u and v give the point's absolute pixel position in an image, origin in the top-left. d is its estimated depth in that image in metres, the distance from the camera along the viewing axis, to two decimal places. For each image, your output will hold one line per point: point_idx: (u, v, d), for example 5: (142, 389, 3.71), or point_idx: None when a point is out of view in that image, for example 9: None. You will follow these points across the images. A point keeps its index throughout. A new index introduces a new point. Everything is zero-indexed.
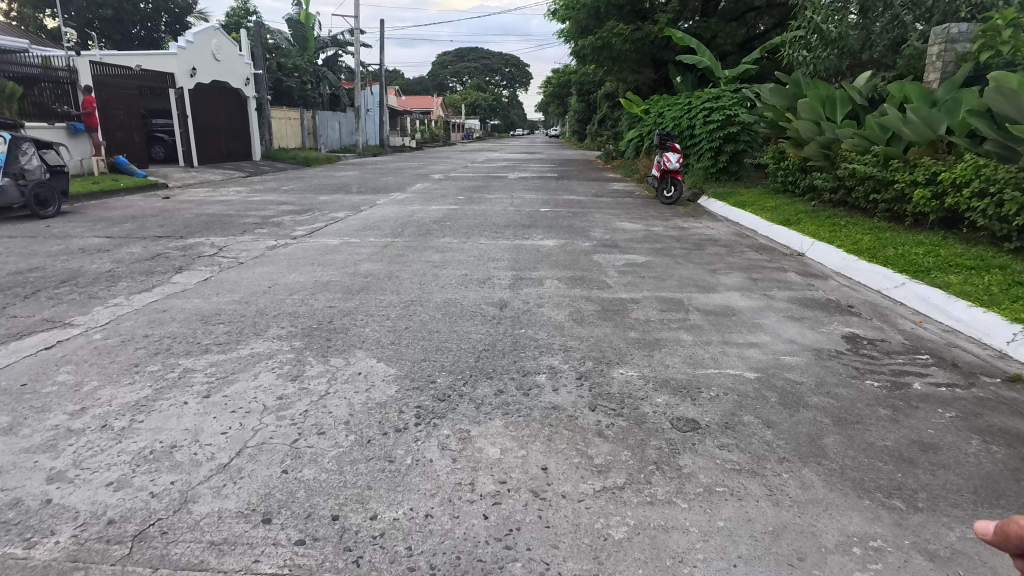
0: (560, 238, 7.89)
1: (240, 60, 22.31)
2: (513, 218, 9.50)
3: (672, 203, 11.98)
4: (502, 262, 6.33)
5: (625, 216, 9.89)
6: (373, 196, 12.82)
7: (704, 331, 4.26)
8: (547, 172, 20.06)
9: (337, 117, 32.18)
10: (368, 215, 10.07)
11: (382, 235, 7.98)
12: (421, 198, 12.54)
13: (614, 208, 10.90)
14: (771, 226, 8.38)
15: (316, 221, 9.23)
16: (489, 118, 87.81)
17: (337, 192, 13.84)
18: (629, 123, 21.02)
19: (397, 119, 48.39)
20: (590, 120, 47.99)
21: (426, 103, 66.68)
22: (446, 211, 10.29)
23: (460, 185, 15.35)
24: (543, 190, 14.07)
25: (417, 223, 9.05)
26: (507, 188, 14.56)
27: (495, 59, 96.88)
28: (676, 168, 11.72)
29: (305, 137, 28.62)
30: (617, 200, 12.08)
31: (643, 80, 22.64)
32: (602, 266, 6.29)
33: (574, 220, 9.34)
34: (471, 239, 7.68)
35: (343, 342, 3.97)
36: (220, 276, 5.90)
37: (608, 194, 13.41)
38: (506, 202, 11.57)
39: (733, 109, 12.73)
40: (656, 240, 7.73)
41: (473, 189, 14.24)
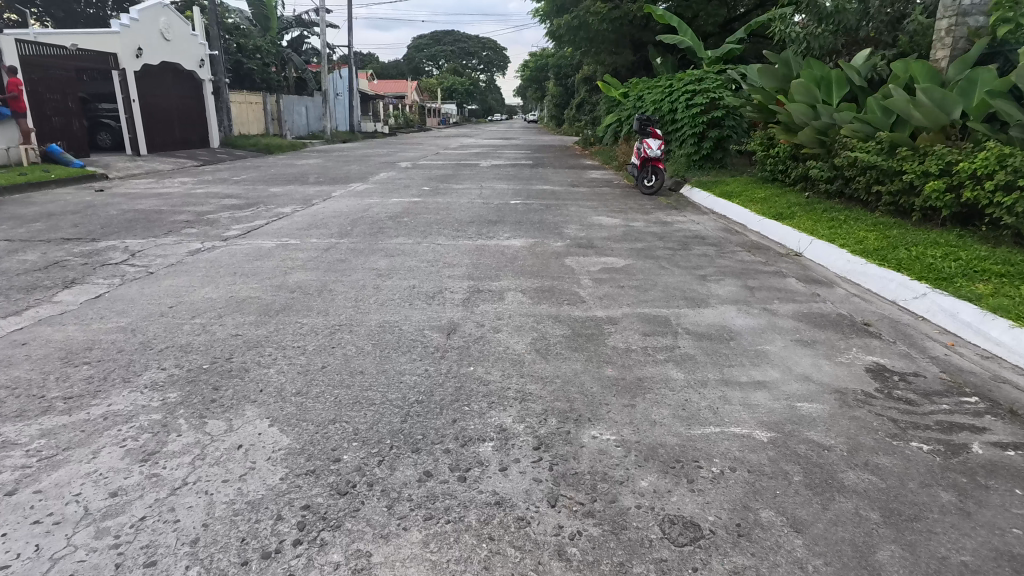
0: (529, 237, 7.00)
1: (193, 40, 20.87)
2: (479, 212, 8.58)
3: (653, 193, 11.12)
4: (459, 269, 5.43)
5: (601, 209, 9.03)
6: (330, 187, 11.78)
7: (698, 365, 3.43)
8: (522, 159, 19.10)
9: (304, 101, 30.72)
10: (318, 210, 9.07)
11: (326, 235, 7.02)
12: (382, 189, 11.53)
13: (590, 199, 10.02)
14: (763, 221, 7.61)
15: (257, 218, 8.21)
16: (466, 103, 86.14)
17: (292, 182, 12.75)
18: (607, 107, 20.09)
19: (368, 104, 46.80)
20: (568, 105, 46.91)
21: (400, 87, 64.90)
22: (406, 205, 9.33)
23: (427, 174, 14.36)
24: (515, 179, 13.14)
25: (371, 219, 8.09)
26: (477, 177, 13.59)
27: (472, 42, 94.85)
28: (658, 156, 10.89)
29: (269, 122, 27.19)
30: (594, 190, 11.20)
31: (621, 62, 21.72)
32: (575, 272, 5.42)
33: (545, 215, 8.45)
34: (428, 239, 6.76)
35: (234, 392, 3.05)
36: (118, 291, 4.92)
37: (584, 183, 12.52)
38: (474, 194, 10.62)
39: (718, 91, 11.91)
40: (635, 238, 6.88)
41: (440, 179, 13.25)
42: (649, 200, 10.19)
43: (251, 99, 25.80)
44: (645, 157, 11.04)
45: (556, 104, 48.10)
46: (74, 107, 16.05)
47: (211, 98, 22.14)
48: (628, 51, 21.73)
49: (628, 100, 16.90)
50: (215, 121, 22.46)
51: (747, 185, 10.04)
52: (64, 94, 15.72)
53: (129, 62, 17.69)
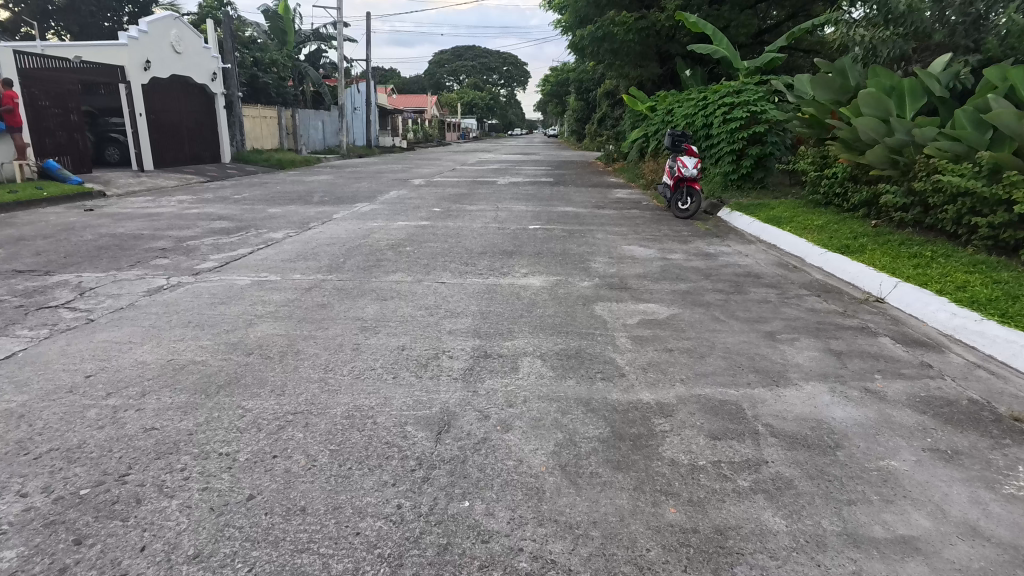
0: (548, 273, 5.94)
1: (205, 54, 20.42)
2: (492, 240, 7.56)
3: (687, 217, 9.95)
4: (463, 321, 4.39)
5: (631, 237, 7.94)
6: (334, 208, 10.86)
7: (803, 502, 2.31)
8: (541, 176, 18.09)
9: (320, 115, 30.22)
10: (314, 235, 8.12)
11: (313, 269, 6.04)
12: (389, 210, 10.58)
13: (617, 225, 8.93)
14: (827, 254, 6.46)
15: (241, 246, 7.29)
16: (486, 118, 85.90)
17: (295, 202, 11.88)
18: (632, 121, 19.02)
19: (387, 118, 46.35)
20: (589, 120, 45.99)
21: (419, 102, 64.74)
22: (411, 230, 8.35)
23: (440, 193, 13.41)
24: (534, 199, 12.11)
25: (369, 248, 7.10)
26: (492, 197, 12.56)
27: (492, 57, 94.76)
28: (694, 176, 9.75)
29: (284, 137, 26.65)
30: (621, 213, 10.10)
31: (646, 75, 20.70)
32: (607, 326, 4.34)
33: (568, 244, 7.38)
34: (431, 276, 5.74)
35: (105, 552, 2.01)
36: (36, 349, 3.94)
37: (609, 205, 11.42)
38: (488, 217, 9.59)
39: (759, 104, 10.80)
40: (676, 277, 5.77)
41: (453, 199, 12.25)
42: (684, 225, 9.07)
43: (265, 113, 25.27)
44: (679, 178, 9.92)
45: (577, 119, 47.20)
46: (78, 121, 15.50)
47: (223, 112, 21.65)
48: (653, 63, 20.69)
49: (656, 114, 15.82)
50: (226, 136, 21.92)
51: (797, 210, 8.90)
52: (68, 108, 15.17)
53: (138, 75, 17.16)
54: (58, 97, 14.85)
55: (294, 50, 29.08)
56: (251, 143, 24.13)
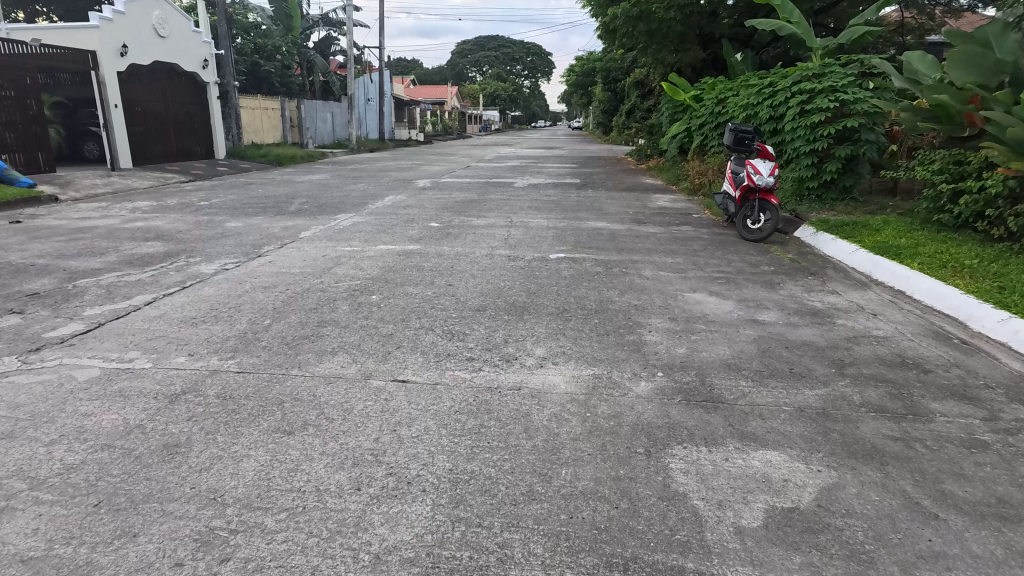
0: (579, 354, 3.73)
1: (195, 38, 18.54)
2: (498, 280, 5.38)
3: (760, 240, 7.42)
4: (414, 518, 2.18)
5: (695, 276, 5.67)
6: (309, 220, 8.77)
7: None
8: (566, 176, 15.80)
9: (329, 107, 28.29)
10: (260, 268, 6.01)
11: (212, 344, 3.89)
12: (376, 225, 8.43)
13: (668, 252, 6.64)
14: (1014, 321, 4.18)
15: (146, 288, 5.21)
16: (508, 110, 83.48)
17: (268, 211, 9.81)
18: (670, 113, 16.58)
19: (403, 109, 44.20)
20: (617, 112, 43.42)
21: (440, 93, 62.62)
22: (392, 261, 6.21)
23: (445, 199, 11.23)
24: (557, 208, 9.86)
25: (321, 295, 4.96)
26: (507, 204, 10.34)
27: (515, 47, 92.10)
28: (771, 188, 7.30)
29: (288, 130, 24.77)
30: (670, 233, 7.79)
31: (686, 60, 18.17)
32: (703, 537, 2.12)
33: (603, 289, 5.14)
34: (388, 363, 3.55)
35: None
36: None
37: (651, 218, 9.11)
38: (499, 237, 7.36)
39: (849, 91, 8.44)
40: (792, 373, 3.48)
41: (459, 207, 10.05)
42: (758, 254, 6.73)
43: (266, 104, 23.36)
44: (750, 188, 7.47)
45: (604, 110, 44.51)
46: (40, 114, 13.62)
47: (216, 102, 19.79)
48: (694, 47, 18.15)
49: (706, 105, 13.42)
50: (220, 129, 20.08)
51: (915, 235, 6.58)
52: (27, 99, 13.29)
53: (114, 62, 15.27)
54: (13, 85, 12.96)
55: (301, 37, 27.08)
56: (249, 137, 22.26)
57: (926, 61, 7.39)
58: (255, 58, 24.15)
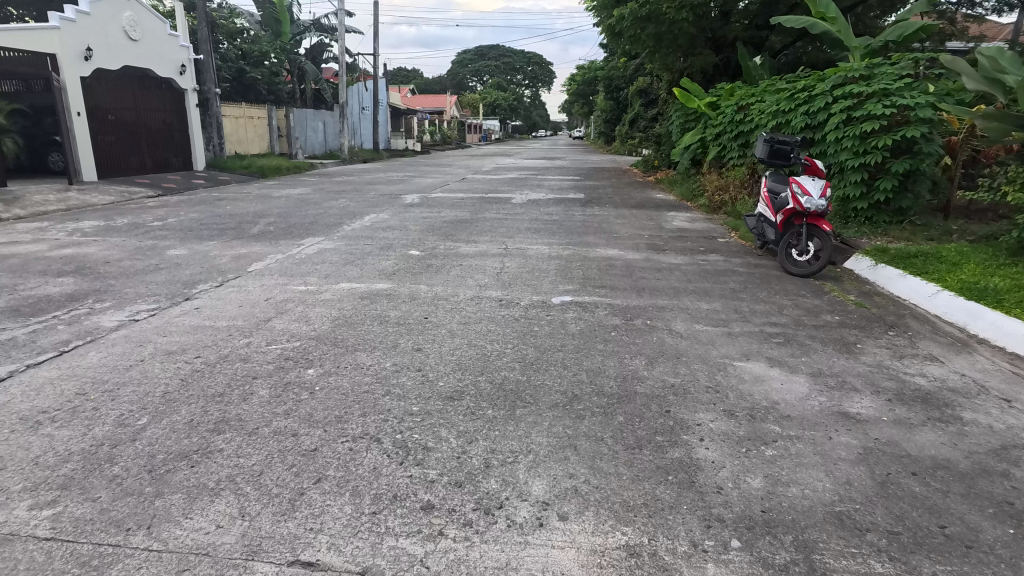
0: (599, 493, 2.39)
1: (172, 42, 17.36)
2: (484, 341, 4.03)
3: (810, 276, 6.04)
4: None
5: (743, 333, 4.33)
6: (269, 246, 7.45)
7: None
8: (569, 189, 14.51)
9: (320, 116, 27.10)
10: (180, 318, 4.66)
11: (33, 472, 2.53)
12: (346, 253, 7.10)
13: (701, 294, 5.30)
14: None
15: (9, 357, 3.86)
16: (509, 119, 82.45)
17: (227, 234, 8.49)
18: (682, 122, 15.31)
19: (400, 118, 43.05)
20: (619, 122, 42.27)
21: (439, 102, 61.62)
22: (352, 307, 4.87)
23: (434, 217, 9.92)
24: (561, 230, 8.52)
25: (238, 368, 3.61)
26: (503, 224, 9.02)
27: (516, 56, 91.34)
28: (822, 212, 5.97)
29: (275, 140, 23.55)
30: (698, 265, 6.45)
31: (697, 65, 16.92)
32: None
33: (625, 357, 3.80)
34: (292, 522, 2.20)
35: None
36: None
37: (671, 243, 7.78)
38: (489, 272, 6.03)
39: (907, 95, 7.14)
40: (948, 542, 2.15)
41: (447, 228, 8.74)
42: (813, 296, 5.39)
43: (252, 113, 22.18)
44: (795, 212, 6.14)
45: (606, 120, 43.31)
46: None
47: (195, 110, 18.57)
48: (706, 50, 16.88)
49: (726, 112, 12.13)
50: (199, 139, 18.85)
51: (1010, 272, 5.25)
52: None
53: (77, 66, 14.05)
54: None
55: (291, 42, 25.91)
56: (232, 147, 21.02)
57: (1009, 60, 6.12)
58: (241, 64, 22.97)
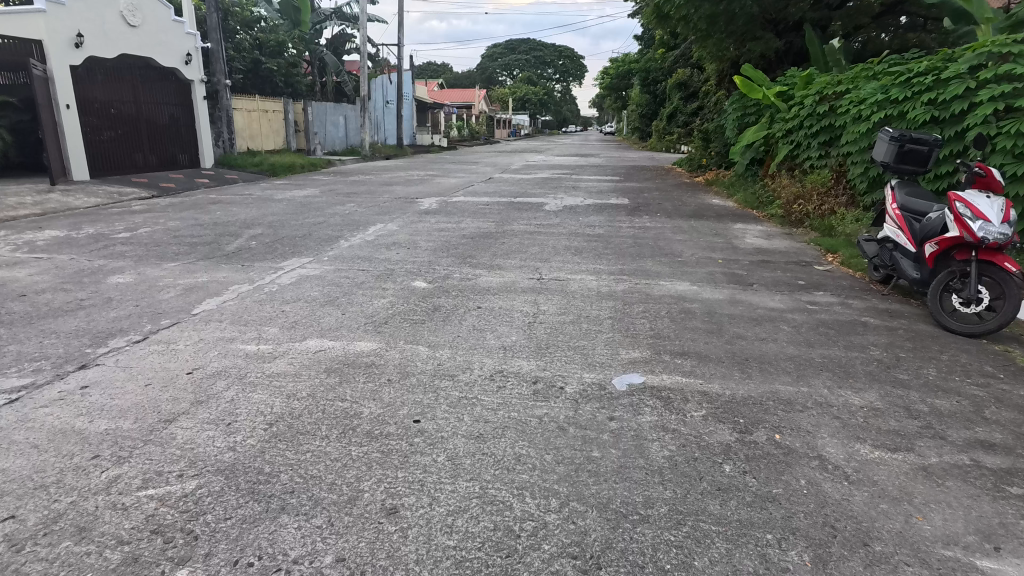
0: None
1: (177, 29, 16.08)
2: (506, 493, 2.31)
3: (982, 335, 4.15)
4: None
5: (951, 474, 2.54)
6: (238, 273, 5.86)
7: None
8: (609, 193, 12.70)
9: (341, 110, 25.72)
10: (47, 409, 3.07)
11: None
12: (333, 282, 5.48)
13: (838, 373, 3.51)
14: None
15: None
16: (539, 114, 80.40)
17: (198, 251, 6.96)
18: (740, 116, 13.35)
19: (426, 113, 41.49)
20: (655, 117, 40.06)
21: (467, 97, 60.02)
22: (310, 391, 3.21)
23: (452, 229, 8.26)
24: (609, 251, 6.76)
25: (52, 564, 1.97)
26: (535, 241, 7.30)
27: (547, 49, 89.15)
28: (1004, 245, 4.10)
29: (292, 135, 22.21)
30: (808, 313, 4.63)
31: (755, 51, 14.88)
32: None
33: (767, 548, 2.05)
34: None
35: None
36: None
37: (756, 271, 5.97)
38: (517, 321, 4.33)
39: None
40: None
41: (467, 245, 7.06)
42: (1009, 378, 3.55)
43: (267, 106, 20.85)
44: (960, 243, 4.27)
45: (641, 114, 40.97)
46: None
47: (203, 103, 17.31)
48: (766, 34, 14.81)
49: (804, 104, 10.19)
50: (207, 134, 17.56)
51: None
52: None
53: (67, 54, 12.77)
54: None
55: (310, 32, 24.56)
56: (245, 142, 19.73)
57: None
58: (257, 55, 21.66)
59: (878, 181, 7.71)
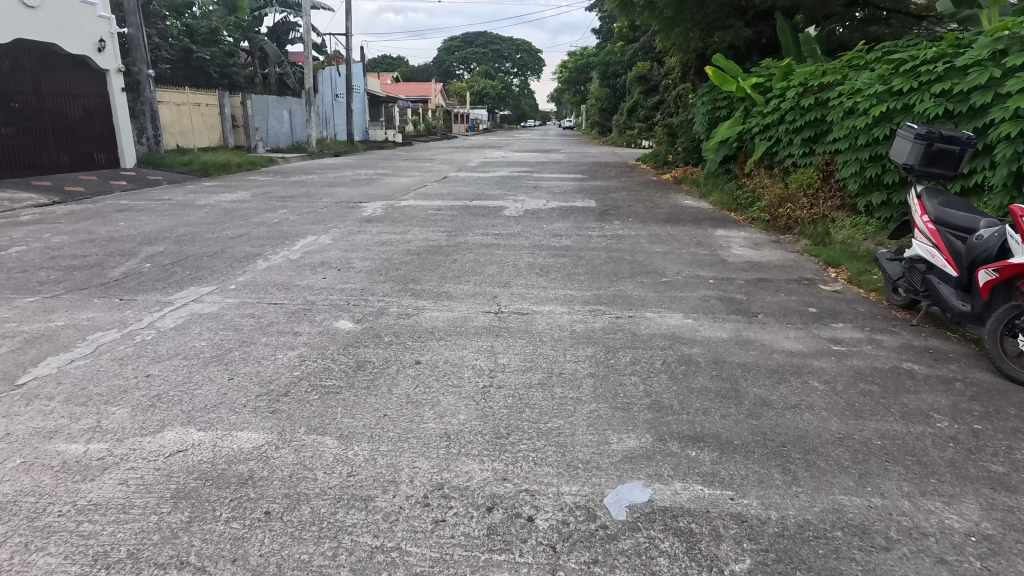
0: None
1: (87, 12, 14.30)
2: None
3: None
4: None
5: None
6: (110, 312, 4.55)
7: None
8: (573, 193, 11.67)
9: (285, 103, 23.98)
10: None
11: None
12: (231, 323, 4.25)
13: (910, 468, 2.53)
14: None
15: None
16: (497, 108, 79.11)
17: (73, 279, 5.57)
18: (711, 110, 12.50)
19: (379, 107, 39.65)
20: (615, 111, 39.37)
21: (423, 90, 58.25)
22: (133, 549, 2.03)
23: (398, 241, 7.07)
24: (580, 269, 5.70)
25: None
26: (493, 256, 6.19)
27: (504, 42, 87.77)
28: None
29: (229, 131, 20.45)
30: (837, 359, 3.68)
31: (724, 42, 14.07)
32: None
33: None
34: None
35: None
36: None
37: (757, 295, 5.01)
38: (466, 386, 3.23)
39: None
40: None
41: (412, 264, 5.89)
42: None
43: (198, 99, 19.03)
44: None
45: (601, 109, 40.19)
46: None
47: (122, 95, 15.54)
48: (735, 23, 14.00)
49: (784, 97, 9.35)
50: (129, 130, 15.81)
51: None
52: None
53: None
54: None
55: (248, 19, 22.72)
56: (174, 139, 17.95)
57: None
58: (187, 43, 19.80)
59: (875, 182, 6.90)
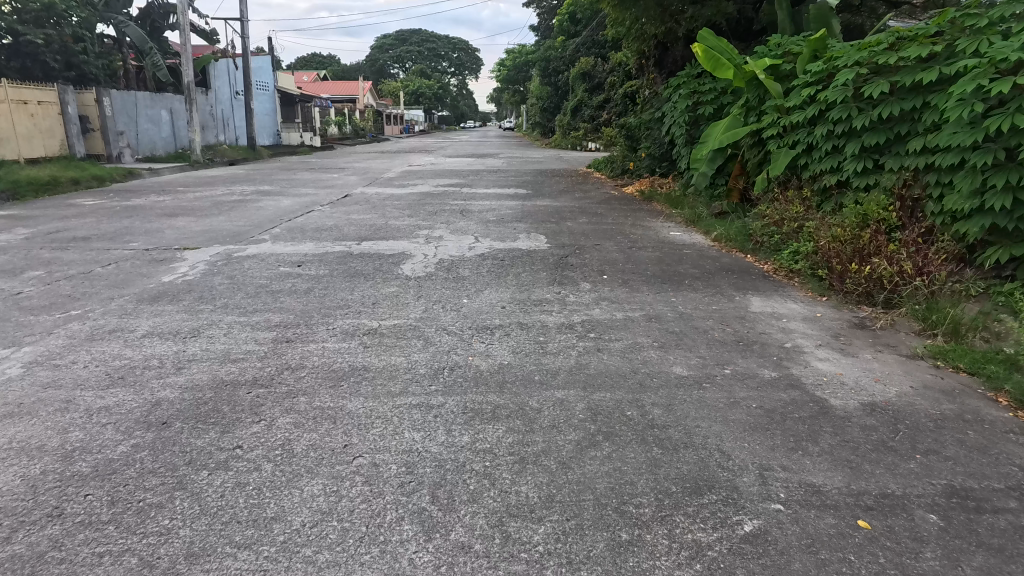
0: None
1: None
2: None
3: None
4: None
5: None
6: None
7: None
8: (514, 223, 8.31)
9: (163, 102, 19.68)
10: None
11: None
12: None
13: None
14: None
15: None
16: (434, 109, 75.08)
17: None
18: (688, 107, 9.51)
19: (294, 108, 35.07)
20: (557, 111, 36.41)
21: (351, 89, 53.82)
22: None
23: (161, 367, 3.49)
24: (524, 480, 2.33)
25: None
26: (334, 428, 2.72)
27: (440, 41, 83.78)
28: None
29: (77, 136, 16.10)
30: None
31: (698, 21, 11.10)
32: None
33: None
34: None
35: None
36: None
37: None
38: None
39: None
40: None
41: (113, 482, 2.36)
42: None
43: (26, 95, 14.53)
44: None
45: (542, 109, 37.09)
46: None
47: None
48: None
49: (818, 85, 6.42)
50: None
51: None
52: None
53: None
54: None
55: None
56: None
57: None
58: (11, 23, 15.33)
59: None
